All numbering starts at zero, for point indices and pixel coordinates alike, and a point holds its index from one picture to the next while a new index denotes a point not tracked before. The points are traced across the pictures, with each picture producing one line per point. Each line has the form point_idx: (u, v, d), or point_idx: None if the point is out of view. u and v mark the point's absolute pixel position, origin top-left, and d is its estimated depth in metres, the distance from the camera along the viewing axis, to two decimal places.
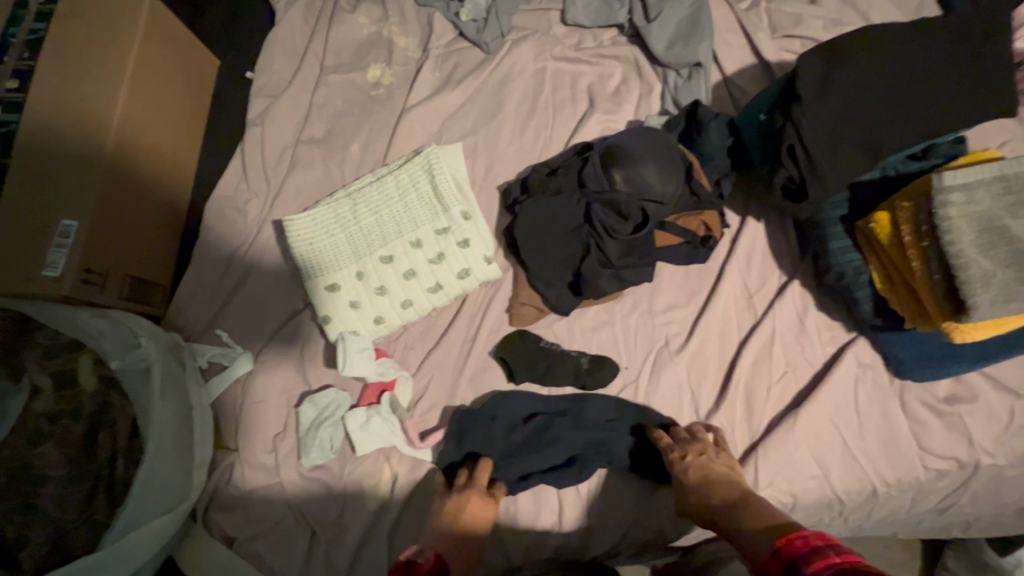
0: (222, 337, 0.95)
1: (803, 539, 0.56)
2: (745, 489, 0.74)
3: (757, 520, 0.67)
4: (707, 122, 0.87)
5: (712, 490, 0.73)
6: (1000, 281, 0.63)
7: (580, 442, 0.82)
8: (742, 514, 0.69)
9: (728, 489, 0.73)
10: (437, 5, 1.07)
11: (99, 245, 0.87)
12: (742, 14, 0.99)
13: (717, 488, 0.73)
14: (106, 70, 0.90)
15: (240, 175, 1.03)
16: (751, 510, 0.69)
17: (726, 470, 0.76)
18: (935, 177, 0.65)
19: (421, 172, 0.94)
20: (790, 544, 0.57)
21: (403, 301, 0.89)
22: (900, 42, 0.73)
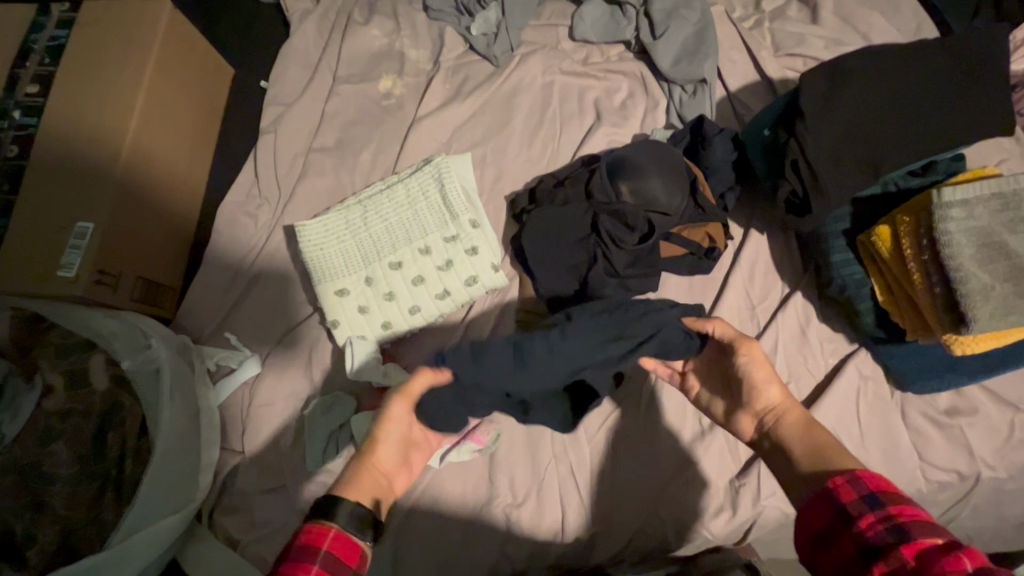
0: (231, 340, 0.96)
1: (908, 500, 0.48)
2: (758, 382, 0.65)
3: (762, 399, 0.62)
4: (712, 136, 0.89)
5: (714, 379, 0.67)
6: (998, 294, 0.64)
7: (549, 380, 0.60)
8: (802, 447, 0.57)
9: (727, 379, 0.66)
10: (448, 19, 1.10)
11: (112, 247, 0.88)
12: (746, 33, 1.02)
13: (786, 410, 0.60)
14: (125, 77, 0.93)
15: (253, 180, 1.05)
16: (812, 443, 0.57)
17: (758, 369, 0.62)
18: (934, 193, 0.67)
19: (431, 180, 0.96)
20: (893, 498, 0.48)
21: (410, 307, 0.90)
22: (899, 62, 0.75)
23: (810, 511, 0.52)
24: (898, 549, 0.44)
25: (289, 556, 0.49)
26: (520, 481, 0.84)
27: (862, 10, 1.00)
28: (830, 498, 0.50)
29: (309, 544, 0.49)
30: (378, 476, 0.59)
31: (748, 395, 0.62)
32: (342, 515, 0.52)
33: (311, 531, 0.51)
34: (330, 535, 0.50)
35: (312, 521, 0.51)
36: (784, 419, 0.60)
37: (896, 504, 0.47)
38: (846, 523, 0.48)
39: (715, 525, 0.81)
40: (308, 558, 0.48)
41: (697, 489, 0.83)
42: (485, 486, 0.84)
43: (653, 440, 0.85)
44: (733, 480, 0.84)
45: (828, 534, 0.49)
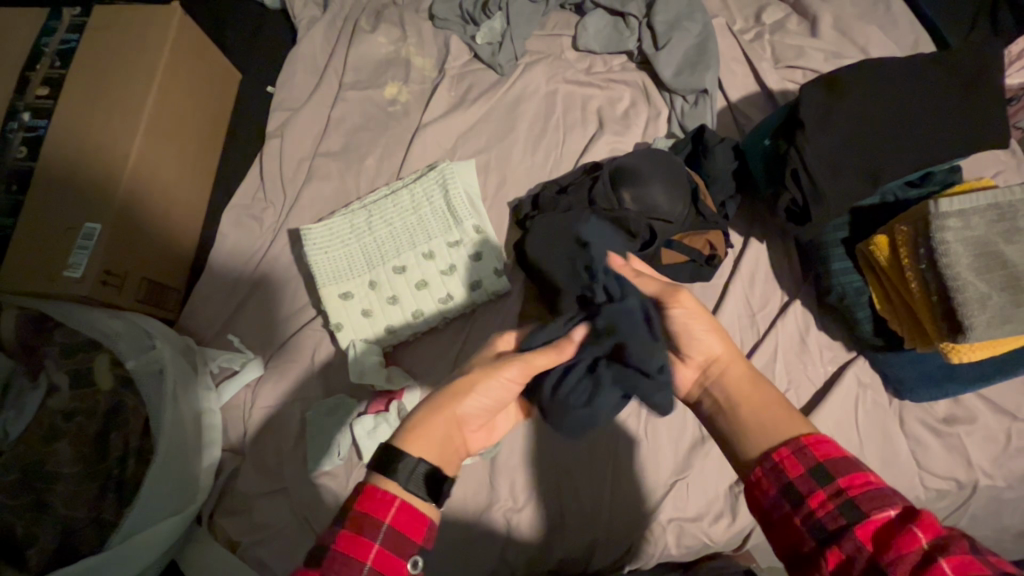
0: (234, 343, 0.96)
1: (856, 467, 0.48)
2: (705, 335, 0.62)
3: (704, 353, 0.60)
4: (713, 146, 0.90)
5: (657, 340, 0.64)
6: (995, 303, 0.65)
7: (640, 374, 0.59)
8: (751, 403, 0.56)
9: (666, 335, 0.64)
10: (453, 28, 1.12)
11: (119, 248, 0.89)
12: (746, 44, 1.03)
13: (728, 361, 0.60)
14: (136, 83, 0.94)
15: (258, 184, 1.06)
16: (758, 402, 0.56)
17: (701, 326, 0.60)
18: (931, 203, 0.68)
19: (436, 186, 0.96)
20: (840, 469, 0.48)
21: (413, 312, 0.91)
22: (897, 75, 0.76)
23: (760, 486, 0.51)
24: (852, 531, 0.44)
25: (350, 521, 0.49)
26: (521, 486, 0.84)
27: (860, 24, 1.02)
28: (778, 473, 0.50)
29: (370, 513, 0.49)
30: (447, 428, 0.57)
31: (690, 349, 0.61)
32: (403, 481, 0.50)
33: (374, 497, 0.50)
34: (392, 507, 0.49)
35: (376, 486, 0.50)
36: (727, 372, 0.60)
37: (843, 477, 0.47)
38: (796, 501, 0.48)
39: (714, 531, 0.82)
40: (368, 532, 0.48)
41: (696, 495, 0.83)
42: (486, 491, 0.84)
43: (653, 446, 0.85)
44: (733, 486, 0.84)
45: (781, 515, 0.49)
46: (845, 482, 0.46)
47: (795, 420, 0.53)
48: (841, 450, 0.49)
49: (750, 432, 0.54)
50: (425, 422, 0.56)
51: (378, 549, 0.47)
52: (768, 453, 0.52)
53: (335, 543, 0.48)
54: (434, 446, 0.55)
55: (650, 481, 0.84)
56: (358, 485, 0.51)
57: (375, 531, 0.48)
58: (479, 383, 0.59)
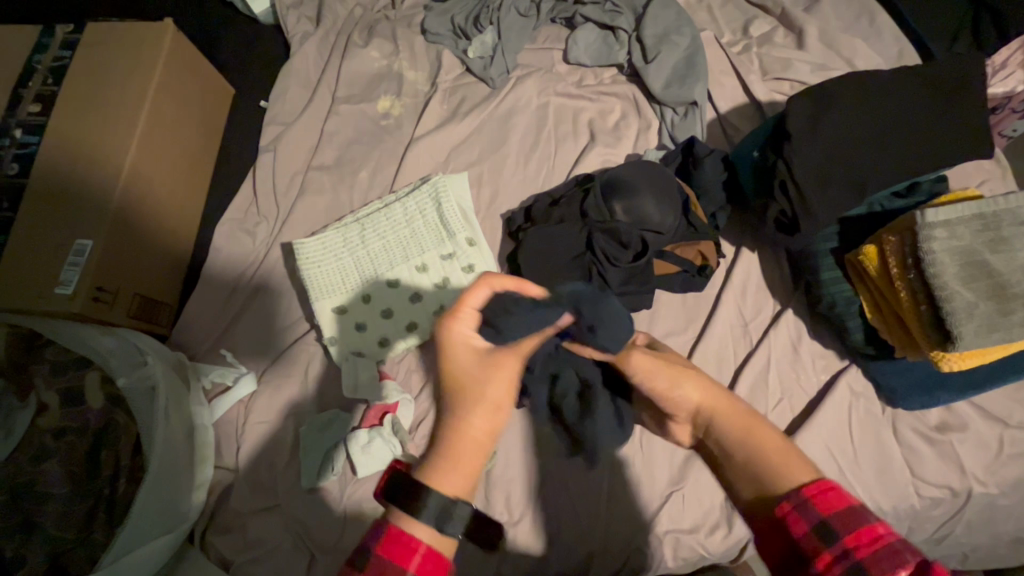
0: (227, 357, 0.96)
1: (862, 521, 0.47)
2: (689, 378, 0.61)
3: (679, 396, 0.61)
4: (702, 157, 0.90)
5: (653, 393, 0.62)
6: (981, 312, 0.63)
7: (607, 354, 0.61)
8: (738, 447, 0.56)
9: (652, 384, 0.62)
10: (445, 43, 1.14)
11: (111, 264, 0.89)
12: (734, 57, 1.05)
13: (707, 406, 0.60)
14: (127, 99, 0.95)
15: (252, 200, 1.07)
16: (746, 444, 0.56)
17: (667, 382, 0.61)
18: (918, 214, 0.65)
19: (428, 199, 0.97)
20: (845, 524, 0.47)
21: (406, 325, 0.91)
22: (882, 87, 0.77)
23: (763, 539, 0.51)
24: None
25: (375, 561, 0.47)
26: (516, 500, 0.84)
27: (846, 36, 1.03)
28: (780, 528, 0.50)
29: (393, 558, 0.47)
30: (480, 449, 0.53)
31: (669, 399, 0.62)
32: (434, 526, 0.48)
33: (397, 541, 0.48)
34: (418, 552, 0.48)
35: (404, 529, 0.48)
36: (714, 415, 0.59)
37: (850, 535, 0.46)
38: (804, 561, 0.47)
39: (710, 542, 0.82)
40: None
41: (692, 507, 0.83)
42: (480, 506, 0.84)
43: (648, 458, 0.85)
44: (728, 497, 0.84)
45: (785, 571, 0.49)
46: (853, 541, 0.46)
47: (792, 463, 0.53)
48: (846, 500, 0.48)
49: (744, 480, 0.54)
50: (455, 452, 0.51)
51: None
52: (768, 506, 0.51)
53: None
54: (474, 471, 0.52)
55: (646, 493, 0.84)
56: (382, 523, 0.50)
57: None
58: (492, 394, 0.53)
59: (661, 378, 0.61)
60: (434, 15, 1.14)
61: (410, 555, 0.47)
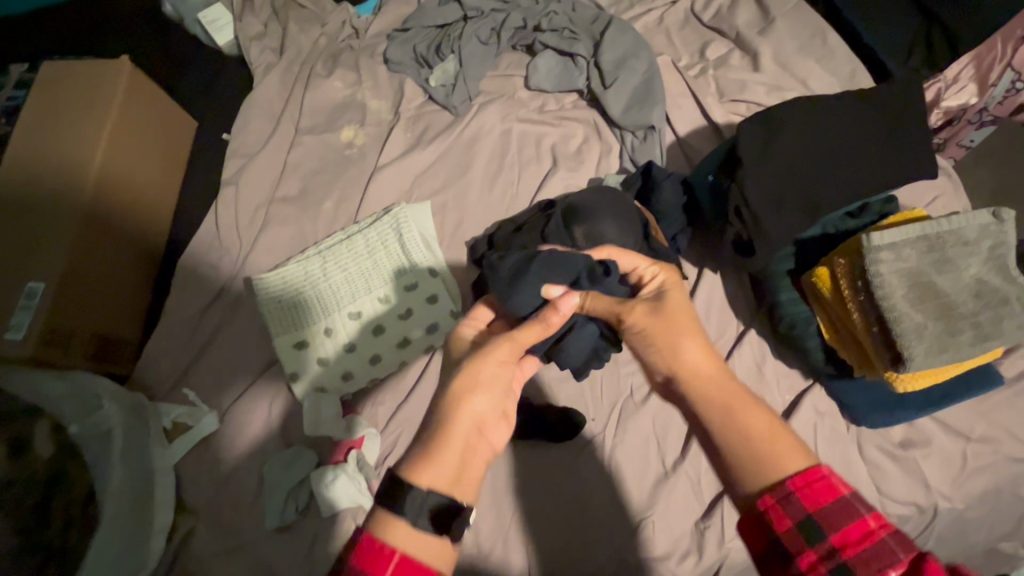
0: (190, 397, 0.94)
1: (850, 518, 0.46)
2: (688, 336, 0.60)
3: (672, 352, 0.60)
4: (661, 181, 0.90)
5: (652, 339, 0.61)
6: (931, 333, 0.63)
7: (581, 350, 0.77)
8: (727, 427, 0.54)
9: (655, 334, 0.61)
10: (408, 71, 1.14)
11: (65, 306, 0.87)
12: (691, 80, 1.06)
13: (699, 372, 0.58)
14: (82, 138, 0.94)
15: (214, 233, 1.05)
16: (736, 422, 0.54)
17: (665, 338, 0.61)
18: (863, 237, 0.65)
19: (390, 231, 0.97)
20: (832, 523, 0.46)
21: (370, 358, 0.91)
22: (827, 111, 0.78)
23: (747, 535, 0.51)
24: None
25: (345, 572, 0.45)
26: (485, 533, 0.82)
27: (799, 58, 1.05)
28: (765, 523, 0.49)
29: (366, 568, 0.45)
30: (461, 445, 0.54)
31: (661, 354, 0.61)
32: (409, 521, 0.48)
33: (371, 549, 0.46)
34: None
35: (377, 537, 0.47)
36: (702, 383, 0.58)
37: (837, 535, 0.45)
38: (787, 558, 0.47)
39: (681, 569, 0.80)
40: None
41: (663, 533, 0.82)
42: None
43: (617, 484, 0.84)
44: (699, 522, 0.83)
45: (768, 564, 0.49)
46: (840, 541, 0.45)
47: (785, 453, 0.51)
48: (832, 495, 0.47)
49: (735, 462, 0.52)
50: (443, 441, 0.54)
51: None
52: (754, 499, 0.50)
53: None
54: (456, 460, 0.53)
55: (616, 520, 0.83)
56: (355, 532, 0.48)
57: None
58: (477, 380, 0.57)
59: (658, 331, 0.61)
60: (396, 45, 1.15)
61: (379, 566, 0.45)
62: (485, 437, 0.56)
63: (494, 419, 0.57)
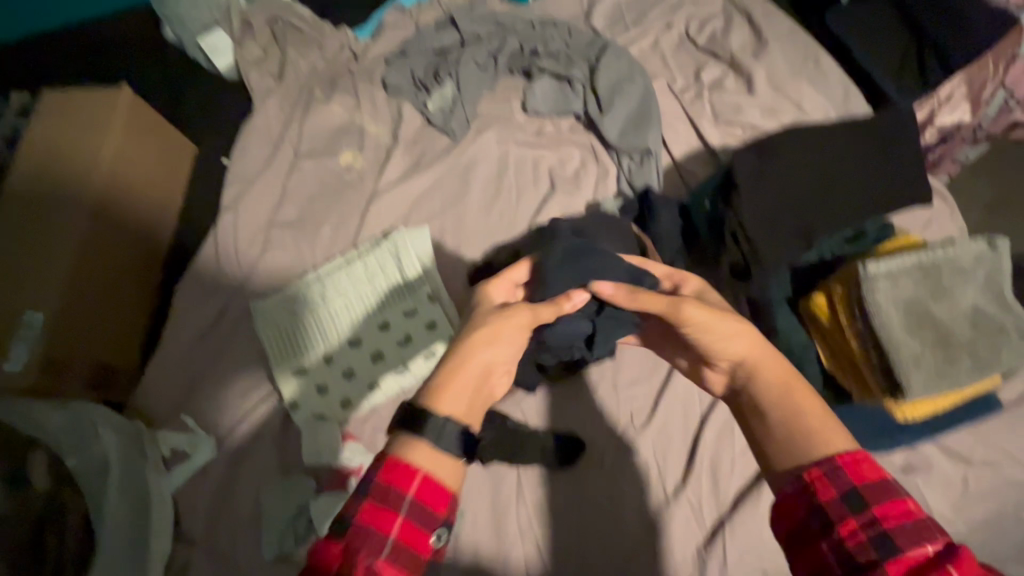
0: (189, 424, 0.93)
1: (892, 495, 0.47)
2: (739, 331, 0.58)
3: (725, 349, 0.59)
4: (658, 208, 0.90)
5: (703, 340, 0.59)
6: (928, 362, 0.63)
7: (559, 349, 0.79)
8: (782, 411, 0.55)
9: (707, 333, 0.59)
10: (406, 95, 1.15)
11: (64, 336, 0.87)
12: (687, 104, 1.07)
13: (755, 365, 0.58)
14: (83, 168, 0.95)
15: (213, 258, 1.05)
16: (789, 409, 0.54)
17: (715, 335, 0.58)
18: (860, 267, 0.66)
19: (389, 256, 0.97)
20: (876, 497, 0.47)
21: (369, 385, 0.90)
22: (822, 140, 0.78)
23: (785, 504, 0.51)
24: (883, 566, 0.43)
25: (374, 491, 0.47)
26: (485, 562, 0.81)
27: (793, 81, 1.06)
28: (808, 494, 0.49)
29: (392, 484, 0.47)
30: (473, 382, 0.55)
31: (715, 353, 0.60)
32: (432, 446, 0.49)
33: (397, 467, 0.48)
34: (398, 521, 0.46)
35: (404, 460, 0.48)
36: (760, 373, 0.57)
37: (881, 506, 0.46)
38: (826, 526, 0.47)
39: None
40: (392, 503, 0.46)
41: (665, 561, 0.80)
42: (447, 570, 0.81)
43: (617, 511, 0.83)
44: (700, 549, 0.81)
45: (803, 532, 0.49)
46: (882, 513, 0.46)
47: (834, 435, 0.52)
48: (878, 473, 0.48)
49: (785, 440, 0.53)
50: (458, 377, 0.54)
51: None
52: (799, 473, 0.50)
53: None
54: (467, 398, 0.53)
55: (617, 547, 0.81)
56: (381, 454, 0.50)
57: (398, 501, 0.46)
58: (503, 332, 0.58)
59: (708, 333, 0.59)
60: (394, 69, 1.16)
61: (402, 483, 0.47)
62: (490, 383, 0.57)
63: (498, 371, 0.58)
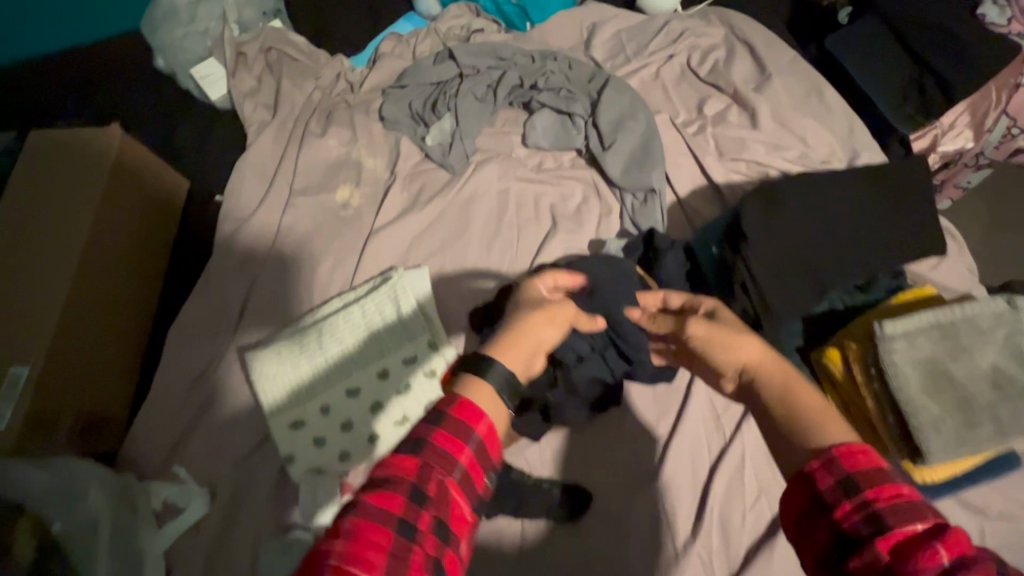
0: (180, 474, 0.90)
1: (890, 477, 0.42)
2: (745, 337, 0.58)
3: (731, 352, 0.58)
4: (663, 250, 0.88)
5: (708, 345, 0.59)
6: (949, 426, 0.61)
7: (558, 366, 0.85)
8: (789, 409, 0.50)
9: (714, 338, 0.59)
10: (404, 129, 1.13)
11: (51, 389, 0.84)
12: (690, 138, 1.05)
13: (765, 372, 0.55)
14: (72, 212, 0.92)
15: (206, 300, 1.02)
16: (795, 406, 0.50)
17: (721, 338, 0.59)
18: (876, 325, 0.64)
19: (387, 301, 0.94)
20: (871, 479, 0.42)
21: (368, 437, 0.87)
22: (833, 188, 0.77)
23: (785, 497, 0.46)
24: (873, 543, 0.39)
25: (446, 422, 0.46)
26: None
27: (797, 116, 1.05)
28: (803, 483, 0.45)
29: (462, 420, 0.47)
30: (527, 351, 0.57)
31: (722, 356, 0.58)
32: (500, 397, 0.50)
33: (468, 407, 0.48)
34: (466, 455, 0.46)
35: (475, 401, 0.48)
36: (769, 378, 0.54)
37: (873, 486, 0.41)
38: (819, 509, 0.42)
39: None
40: (460, 436, 0.46)
41: None
42: None
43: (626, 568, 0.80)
44: None
45: (801, 525, 0.44)
46: (874, 492, 0.41)
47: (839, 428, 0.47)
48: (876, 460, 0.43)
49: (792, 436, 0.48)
50: (519, 342, 0.56)
51: (413, 555, 0.39)
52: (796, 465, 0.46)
53: (366, 495, 0.41)
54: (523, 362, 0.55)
55: None
56: (450, 395, 0.49)
57: (467, 436, 0.46)
58: (560, 317, 0.61)
59: (715, 337, 0.59)
60: (391, 101, 1.14)
61: (475, 416, 0.47)
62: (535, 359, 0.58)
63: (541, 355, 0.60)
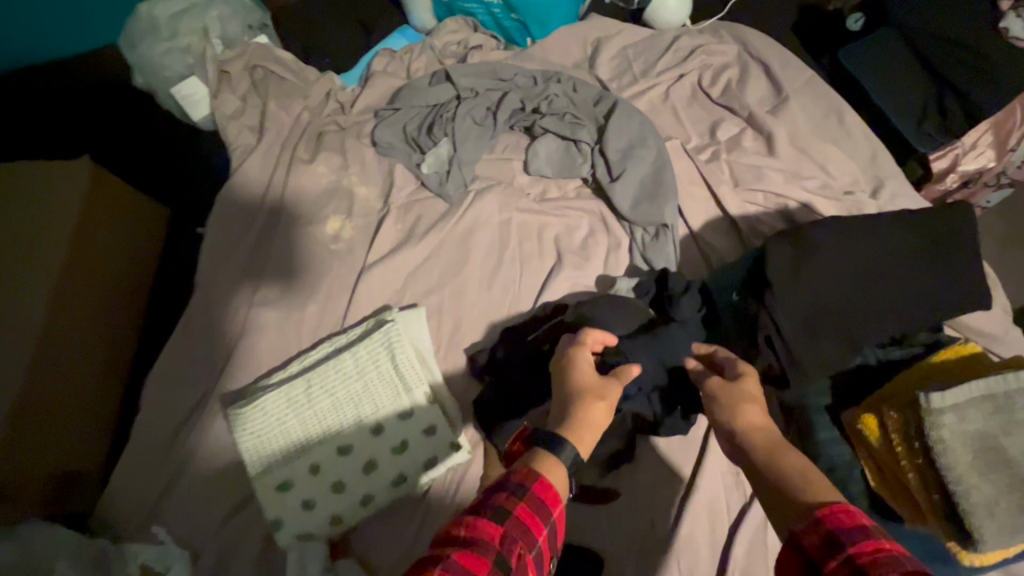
0: (160, 536, 0.82)
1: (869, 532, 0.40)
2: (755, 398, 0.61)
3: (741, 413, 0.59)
4: (677, 294, 0.81)
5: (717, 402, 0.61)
6: (1004, 509, 0.56)
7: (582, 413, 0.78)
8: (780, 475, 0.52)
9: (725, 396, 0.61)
10: (398, 154, 1.06)
11: (15, 452, 0.78)
12: (703, 166, 0.99)
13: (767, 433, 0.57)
14: (39, 255, 0.85)
15: (187, 343, 0.95)
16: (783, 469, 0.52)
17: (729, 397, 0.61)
18: (920, 396, 0.58)
19: (381, 349, 0.87)
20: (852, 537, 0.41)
21: (361, 499, 0.82)
22: (865, 235, 0.71)
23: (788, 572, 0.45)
24: None
25: (528, 498, 0.46)
26: None
27: (817, 142, 0.98)
28: (796, 552, 0.44)
29: (541, 498, 0.47)
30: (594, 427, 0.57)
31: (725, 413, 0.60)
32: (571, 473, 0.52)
33: (546, 486, 0.48)
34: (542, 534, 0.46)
35: (552, 481, 0.50)
36: (768, 440, 0.56)
37: (852, 542, 0.40)
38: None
39: None
40: (540, 516, 0.46)
41: None
42: None
43: None
44: None
45: None
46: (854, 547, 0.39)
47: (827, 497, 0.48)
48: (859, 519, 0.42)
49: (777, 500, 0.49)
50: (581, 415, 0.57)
51: None
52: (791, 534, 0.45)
53: (454, 551, 0.40)
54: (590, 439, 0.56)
55: None
56: (530, 469, 0.50)
57: (545, 516, 0.47)
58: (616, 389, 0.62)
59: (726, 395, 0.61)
60: (384, 125, 1.07)
61: (551, 497, 0.48)
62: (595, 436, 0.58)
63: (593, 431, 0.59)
